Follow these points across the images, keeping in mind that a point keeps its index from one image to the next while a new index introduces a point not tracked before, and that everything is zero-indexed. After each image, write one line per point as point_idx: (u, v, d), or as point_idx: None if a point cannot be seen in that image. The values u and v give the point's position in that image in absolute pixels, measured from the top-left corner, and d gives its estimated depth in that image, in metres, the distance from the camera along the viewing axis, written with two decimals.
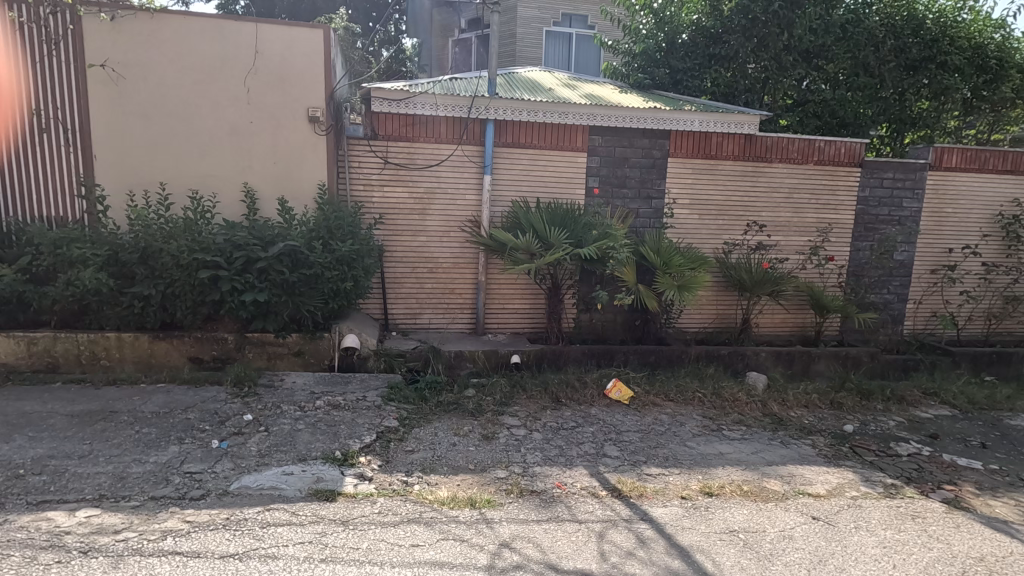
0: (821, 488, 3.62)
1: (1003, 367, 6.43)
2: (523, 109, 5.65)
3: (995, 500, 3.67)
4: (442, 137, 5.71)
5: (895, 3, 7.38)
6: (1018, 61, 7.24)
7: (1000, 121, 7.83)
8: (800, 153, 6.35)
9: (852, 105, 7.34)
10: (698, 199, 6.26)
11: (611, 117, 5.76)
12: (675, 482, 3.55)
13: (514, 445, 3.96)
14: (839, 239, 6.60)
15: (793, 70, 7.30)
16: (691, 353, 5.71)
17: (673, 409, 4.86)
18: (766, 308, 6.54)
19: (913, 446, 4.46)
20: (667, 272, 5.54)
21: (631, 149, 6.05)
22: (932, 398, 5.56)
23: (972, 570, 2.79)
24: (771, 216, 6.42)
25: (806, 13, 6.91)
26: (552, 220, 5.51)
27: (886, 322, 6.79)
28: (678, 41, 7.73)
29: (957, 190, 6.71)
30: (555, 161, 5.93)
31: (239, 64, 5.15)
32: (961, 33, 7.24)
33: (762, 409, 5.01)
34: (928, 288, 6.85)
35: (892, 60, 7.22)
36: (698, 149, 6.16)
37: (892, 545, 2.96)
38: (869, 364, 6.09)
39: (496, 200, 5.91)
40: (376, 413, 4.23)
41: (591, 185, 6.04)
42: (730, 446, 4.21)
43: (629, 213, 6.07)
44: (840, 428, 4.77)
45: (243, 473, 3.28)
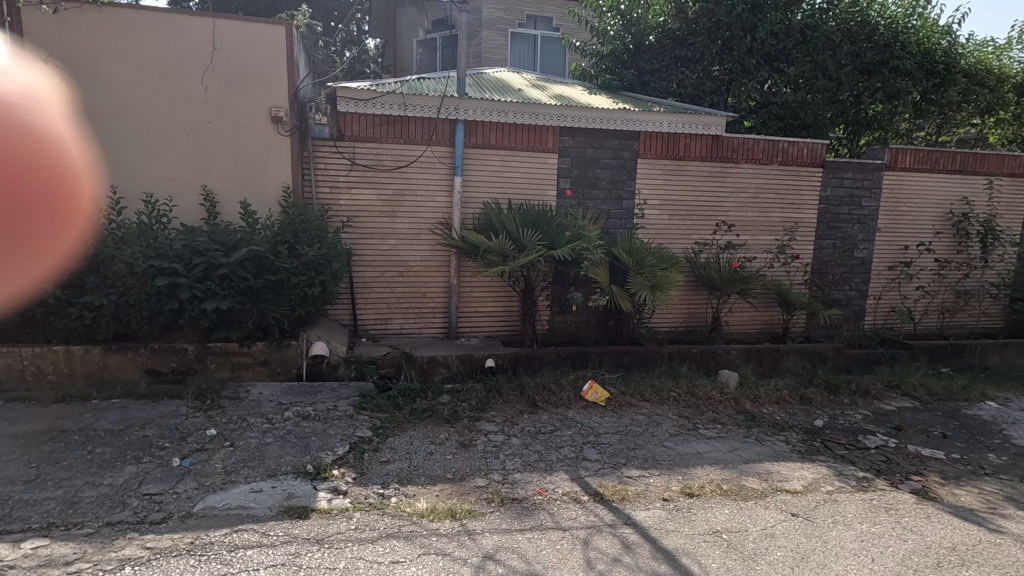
0: (798, 484, 3.66)
1: (958, 359, 6.70)
2: (493, 109, 5.60)
3: (960, 489, 3.79)
4: (411, 137, 5.59)
5: (849, 8, 7.60)
6: (964, 66, 7.62)
7: (948, 123, 8.16)
8: (764, 154, 6.47)
9: (812, 107, 7.47)
10: (668, 199, 6.30)
11: (581, 118, 5.77)
12: (656, 483, 3.54)
13: (492, 451, 3.87)
14: (803, 238, 6.75)
15: (757, 72, 7.45)
16: (664, 352, 5.74)
17: (649, 410, 4.86)
18: (735, 306, 6.64)
19: (881, 439, 4.58)
20: (639, 272, 5.56)
21: (601, 150, 6.05)
22: (894, 390, 5.74)
23: (946, 560, 2.84)
24: (738, 216, 6.52)
25: (767, 16, 7.13)
26: (525, 221, 5.45)
27: (848, 318, 6.99)
28: (645, 42, 7.79)
29: (911, 189, 6.96)
30: (526, 162, 5.88)
31: (196, 61, 4.92)
32: (911, 38, 7.56)
33: (736, 407, 5.07)
34: (887, 284, 7.09)
35: (848, 64, 7.45)
36: (667, 150, 6.20)
37: (869, 539, 3.01)
38: (834, 359, 6.25)
39: (468, 201, 5.82)
40: (348, 423, 4.08)
41: (563, 186, 6.01)
42: (707, 445, 4.23)
43: (601, 214, 6.07)
44: (811, 423, 4.86)
45: (207, 492, 3.10)
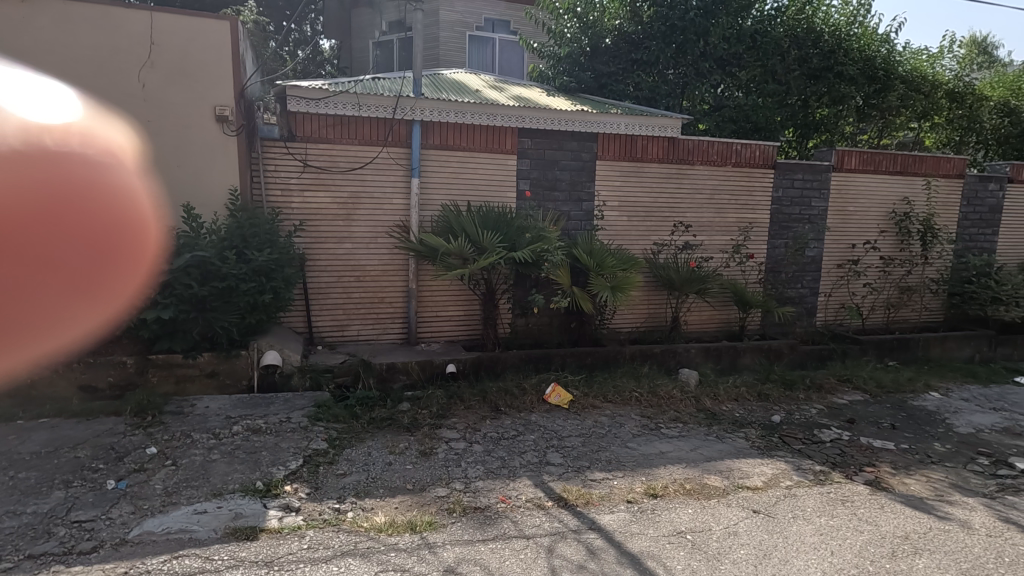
0: (758, 480, 3.69)
1: (903, 352, 6.97)
2: (450, 110, 5.52)
3: (909, 478, 3.91)
4: (366, 137, 5.43)
5: (796, 15, 7.87)
6: (901, 73, 8.03)
7: (889, 127, 8.57)
8: (718, 156, 6.59)
9: (764, 110, 7.67)
10: (626, 200, 6.34)
11: (538, 119, 5.74)
12: (620, 485, 3.51)
13: (453, 459, 3.77)
14: (757, 238, 6.91)
15: (710, 76, 7.69)
16: (626, 353, 5.76)
17: (613, 411, 4.85)
18: (694, 306, 6.73)
19: (835, 432, 4.70)
20: (600, 273, 5.55)
21: (561, 152, 6.04)
22: (846, 384, 5.93)
23: (900, 549, 2.90)
24: (695, 217, 6.63)
25: (719, 21, 7.30)
26: (484, 224, 5.38)
27: (801, 315, 7.21)
28: (602, 45, 7.83)
29: (857, 189, 7.23)
30: (485, 163, 5.81)
31: (135, 57, 4.64)
32: (854, 45, 7.88)
33: (697, 405, 5.11)
34: (837, 282, 7.33)
35: (796, 69, 7.75)
36: (625, 152, 6.25)
37: (827, 532, 3.05)
38: (789, 356, 6.42)
39: (426, 204, 5.70)
40: (302, 435, 3.90)
41: (523, 187, 5.97)
42: (670, 444, 4.24)
43: (561, 216, 6.04)
44: (769, 419, 4.95)
45: (145, 517, 2.88)
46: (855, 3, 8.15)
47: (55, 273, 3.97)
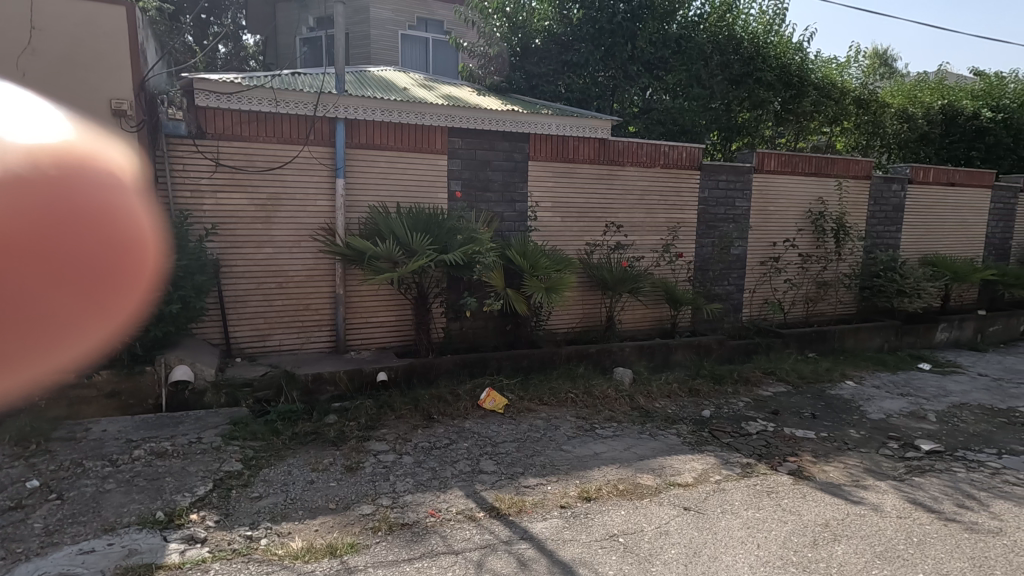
0: (689, 476, 3.73)
1: (822, 344, 7.36)
2: (377, 108, 5.28)
3: (828, 466, 4.07)
4: (286, 136, 5.13)
5: (717, 22, 8.16)
6: (813, 80, 8.53)
7: (803, 131, 9.11)
8: (648, 157, 6.72)
9: (690, 114, 7.85)
10: (560, 201, 6.33)
11: (468, 118, 5.63)
12: (554, 490, 3.44)
13: (381, 473, 3.58)
14: (686, 238, 7.09)
15: (638, 79, 7.79)
16: (562, 353, 5.73)
17: (548, 413, 4.80)
18: (628, 305, 6.82)
19: (761, 424, 4.85)
20: (534, 274, 5.51)
21: (493, 152, 5.94)
22: (770, 376, 6.18)
23: (821, 537, 2.99)
24: (627, 217, 6.72)
25: (646, 25, 7.49)
26: (414, 225, 5.20)
27: (728, 311, 7.47)
28: (532, 45, 7.82)
29: (776, 190, 7.58)
30: (415, 163, 5.63)
31: (12, 43, 4.15)
32: (771, 53, 8.28)
33: (631, 403, 5.16)
34: (760, 278, 7.65)
35: (719, 74, 8.04)
36: (557, 153, 6.24)
37: (754, 525, 3.11)
38: (718, 351, 6.62)
39: (352, 206, 5.45)
40: (213, 457, 3.59)
41: (454, 188, 5.83)
42: (604, 444, 4.23)
43: (494, 217, 5.95)
44: (700, 414, 5.06)
45: (18, 562, 2.53)
46: (771, 13, 8.56)
47: (52, 287, 3.78)
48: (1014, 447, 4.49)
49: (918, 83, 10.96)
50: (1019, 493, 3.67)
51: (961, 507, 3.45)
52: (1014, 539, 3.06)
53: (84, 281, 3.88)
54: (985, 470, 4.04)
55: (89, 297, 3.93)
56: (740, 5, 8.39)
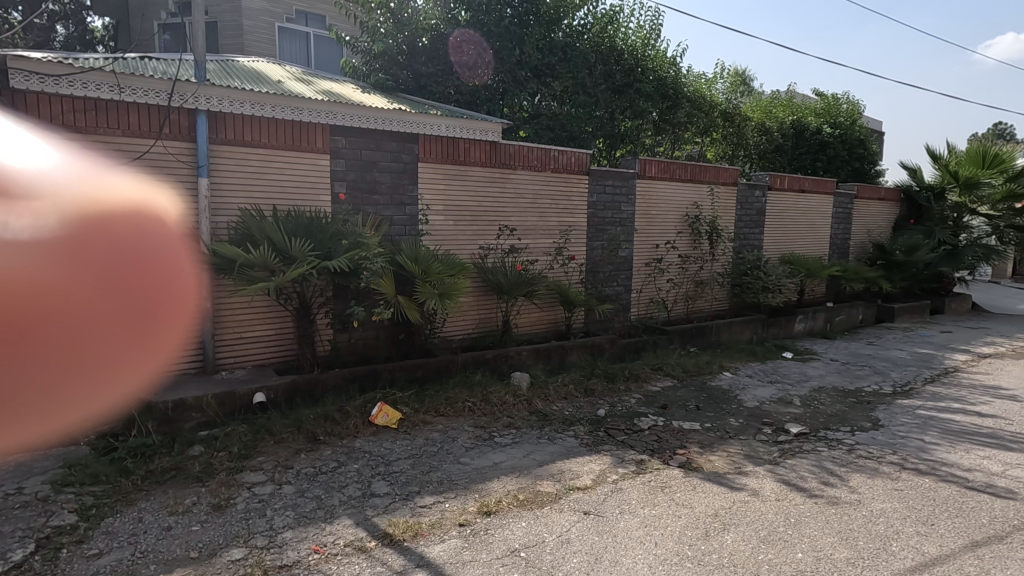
0: (587, 478, 3.72)
1: (701, 338, 7.86)
2: (245, 100, 4.77)
3: (713, 455, 4.28)
4: (134, 128, 4.46)
5: (601, 33, 8.48)
6: (685, 93, 9.21)
7: (677, 141, 9.79)
8: (538, 161, 6.76)
9: (577, 121, 8.17)
10: (451, 204, 6.16)
11: (352, 116, 5.28)
12: (452, 507, 3.26)
13: (256, 509, 3.17)
14: (577, 241, 7.24)
15: (526, 84, 7.87)
16: (458, 361, 5.56)
17: (445, 425, 4.60)
18: (523, 308, 6.81)
19: (651, 419, 5.02)
20: (426, 280, 5.29)
21: (380, 152, 5.62)
22: (658, 372, 6.47)
23: (711, 528, 3.09)
24: (519, 220, 6.71)
25: (531, 31, 7.56)
26: (293, 230, 4.75)
27: (618, 311, 7.74)
28: (419, 45, 7.55)
29: (658, 195, 8.01)
30: (292, 163, 5.17)
31: None
32: (649, 65, 8.79)
33: (529, 408, 5.12)
34: (646, 279, 8.02)
35: (603, 83, 8.38)
36: (448, 155, 6.07)
37: (651, 522, 3.14)
38: (610, 350, 6.82)
39: (219, 209, 4.88)
40: (38, 512, 2.98)
41: (337, 190, 5.43)
42: (503, 453, 4.11)
43: (383, 221, 5.64)
44: (595, 414, 5.14)
45: None
46: (647, 28, 9.08)
47: (91, 334, 4.20)
48: (864, 424, 5.03)
49: (772, 101, 12.27)
50: (871, 466, 4.08)
51: (825, 483, 3.76)
52: (871, 509, 3.37)
53: (122, 331, 4.33)
54: (844, 447, 4.46)
55: (124, 345, 4.35)
56: (620, 18, 8.81)
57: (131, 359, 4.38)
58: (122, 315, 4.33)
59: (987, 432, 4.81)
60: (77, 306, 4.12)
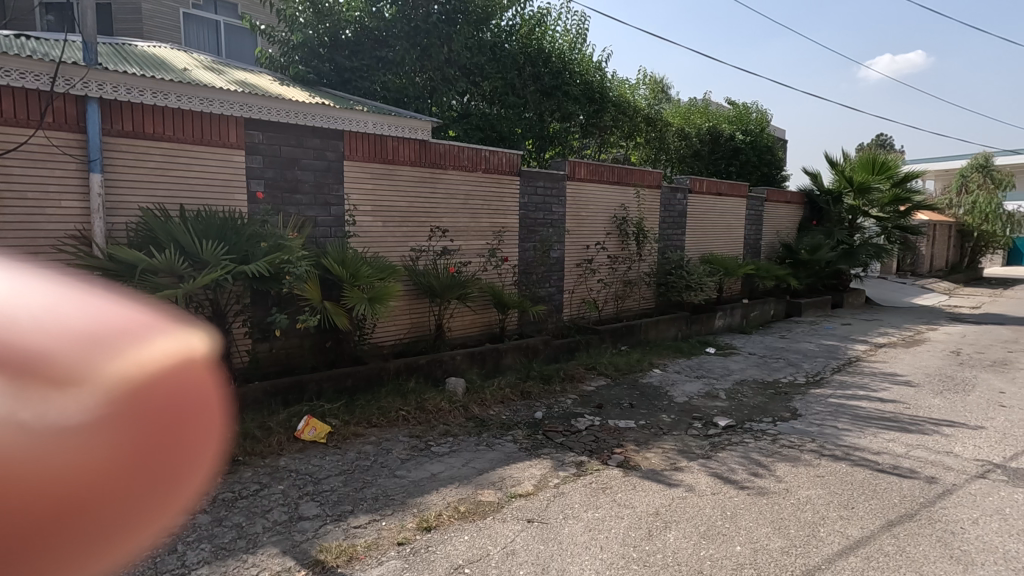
0: (529, 484, 3.65)
1: (631, 337, 8.04)
2: (145, 88, 4.28)
3: (649, 452, 4.34)
4: (8, 115, 3.90)
5: (529, 35, 8.50)
6: (610, 98, 9.46)
7: (604, 144, 10.02)
8: (469, 161, 6.64)
9: (506, 122, 8.11)
10: (379, 204, 5.90)
11: (270, 110, 4.92)
12: (389, 525, 3.07)
13: (165, 544, 2.84)
14: (509, 242, 7.19)
15: (456, 83, 7.71)
16: (390, 368, 5.33)
17: (378, 436, 4.38)
18: (457, 311, 6.66)
19: (588, 420, 5.04)
20: (354, 284, 5.03)
21: (301, 149, 5.28)
22: (592, 371, 6.54)
23: (654, 527, 3.11)
24: (451, 221, 6.56)
25: (460, 29, 7.43)
26: (204, 232, 4.33)
27: (551, 312, 7.77)
28: (342, 37, 7.21)
29: (587, 196, 8.13)
30: (202, 159, 4.74)
31: None
32: (576, 69, 8.93)
33: (465, 414, 4.98)
34: (577, 279, 8.12)
35: (531, 85, 8.44)
36: (374, 152, 5.81)
37: (595, 526, 3.11)
38: (544, 351, 6.81)
39: (115, 208, 4.38)
40: None
41: (255, 189, 5.04)
42: (441, 463, 3.95)
43: (306, 222, 5.30)
44: (532, 416, 5.09)
45: None
46: (573, 32, 9.22)
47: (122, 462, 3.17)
48: (784, 414, 5.32)
49: (690, 107, 12.82)
50: (793, 454, 4.30)
51: (754, 474, 3.91)
52: (798, 497, 3.53)
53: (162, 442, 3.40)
54: (768, 438, 4.68)
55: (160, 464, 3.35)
56: (547, 21, 8.87)
57: (184, 477, 3.37)
58: (156, 426, 3.43)
59: (889, 416, 5.22)
60: (101, 437, 3.16)
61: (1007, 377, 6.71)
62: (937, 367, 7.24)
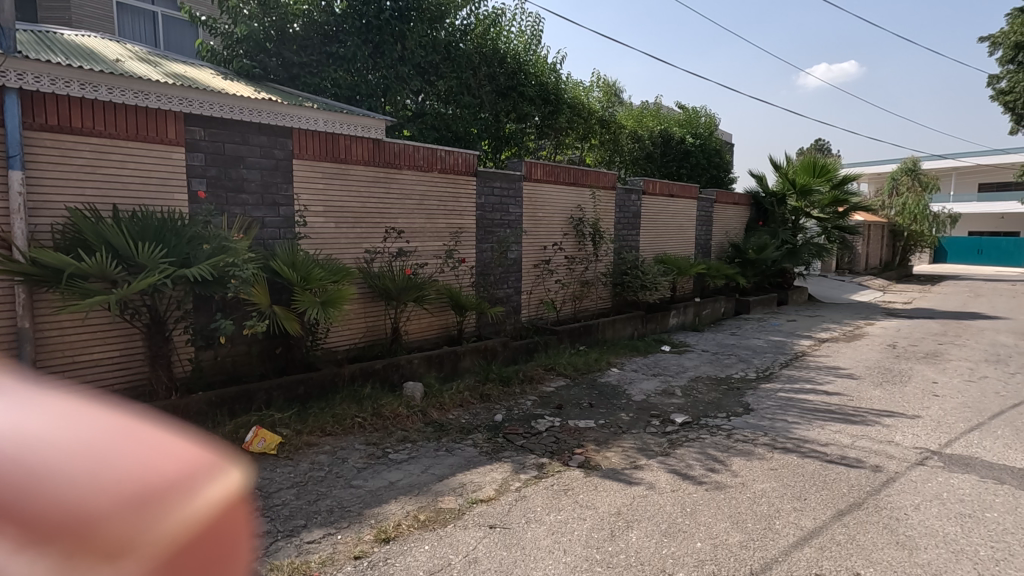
0: (490, 489, 3.58)
1: (589, 337, 8.10)
2: (72, 79, 3.99)
3: (609, 451, 4.35)
4: None
5: (483, 35, 8.44)
6: (565, 100, 9.52)
7: (559, 145, 10.11)
8: (425, 161, 6.51)
9: (461, 121, 8.09)
10: (331, 204, 5.70)
11: (212, 105, 4.68)
12: (345, 539, 2.95)
13: None
14: (466, 243, 7.10)
15: (410, 81, 7.52)
16: (345, 374, 5.16)
17: (332, 445, 4.21)
18: (413, 314, 6.52)
19: (548, 421, 5.02)
20: (306, 287, 4.84)
21: (246, 147, 5.04)
22: (551, 372, 6.54)
23: (616, 527, 3.10)
24: (407, 222, 6.41)
25: (413, 28, 7.29)
26: (140, 234, 4.07)
27: (509, 313, 7.73)
28: (289, 31, 6.87)
29: (544, 197, 8.14)
30: (137, 156, 4.44)
31: None
32: (531, 71, 8.95)
33: (423, 419, 4.87)
34: (535, 280, 8.12)
35: (487, 85, 8.41)
36: (325, 151, 5.62)
37: (557, 529, 3.08)
38: (502, 353, 6.76)
39: (38, 208, 4.04)
40: None
41: (196, 188, 4.77)
42: (399, 471, 3.84)
43: (252, 223, 5.07)
44: (492, 419, 5.02)
45: None
46: (528, 34, 9.22)
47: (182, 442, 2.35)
48: (737, 409, 5.46)
49: (642, 110, 13.07)
50: (747, 449, 4.40)
51: (710, 469, 3.98)
52: (754, 491, 3.60)
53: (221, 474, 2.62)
54: (723, 433, 4.78)
55: None
56: (502, 22, 8.83)
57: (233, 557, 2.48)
58: None
59: (835, 408, 5.45)
60: None
61: (938, 368, 7.12)
62: (876, 360, 7.62)
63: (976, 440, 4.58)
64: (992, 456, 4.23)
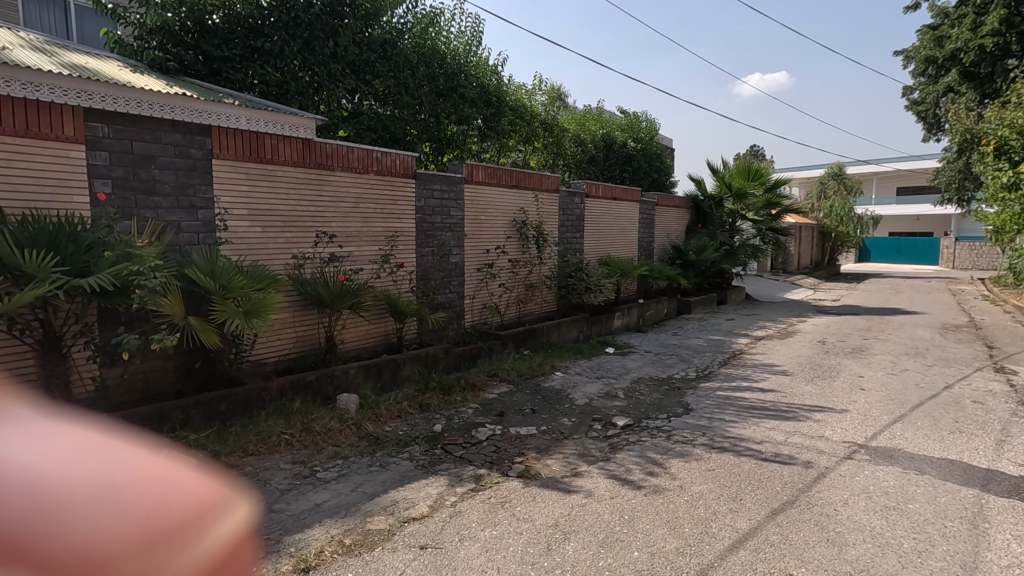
0: (423, 506, 3.40)
1: (534, 341, 8.02)
2: None
3: (549, 459, 4.25)
4: None
5: (422, 34, 8.24)
6: (507, 101, 9.44)
7: (501, 147, 10.02)
8: (359, 162, 6.25)
9: (399, 122, 7.86)
10: (256, 208, 5.37)
11: (115, 99, 4.28)
12: (260, 571, 2.70)
13: None
14: (405, 248, 6.88)
15: (343, 80, 7.29)
16: (271, 388, 4.85)
17: (255, 466, 3.92)
18: (348, 322, 6.23)
19: (488, 429, 4.87)
20: (226, 296, 4.50)
21: (158, 145, 4.65)
22: (493, 378, 6.41)
23: (552, 540, 2.99)
24: (340, 226, 6.12)
25: (346, 24, 7.03)
26: (30, 240, 3.65)
27: (451, 319, 7.56)
28: (208, 22, 6.46)
29: (485, 201, 8.01)
30: (27, 154, 3.99)
31: None
32: (471, 72, 8.82)
33: (357, 432, 4.63)
34: (478, 285, 7.98)
35: (425, 85, 8.13)
36: (249, 151, 5.27)
37: (491, 546, 2.94)
38: (444, 360, 6.57)
39: None
40: None
41: (100, 189, 4.35)
42: (326, 491, 3.59)
43: (165, 227, 4.68)
44: (430, 430, 4.83)
45: None
46: (468, 35, 9.09)
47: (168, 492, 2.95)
48: (677, 410, 5.50)
49: (584, 115, 13.21)
50: (686, 450, 4.41)
51: (649, 473, 3.94)
52: (691, 493, 3.58)
53: (215, 482, 3.55)
54: (663, 435, 4.78)
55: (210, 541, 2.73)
56: (440, 21, 8.65)
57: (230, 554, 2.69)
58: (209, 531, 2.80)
59: (769, 405, 5.58)
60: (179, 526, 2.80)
61: (864, 363, 7.45)
62: (807, 356, 7.92)
63: (899, 432, 4.77)
64: (913, 447, 4.40)
